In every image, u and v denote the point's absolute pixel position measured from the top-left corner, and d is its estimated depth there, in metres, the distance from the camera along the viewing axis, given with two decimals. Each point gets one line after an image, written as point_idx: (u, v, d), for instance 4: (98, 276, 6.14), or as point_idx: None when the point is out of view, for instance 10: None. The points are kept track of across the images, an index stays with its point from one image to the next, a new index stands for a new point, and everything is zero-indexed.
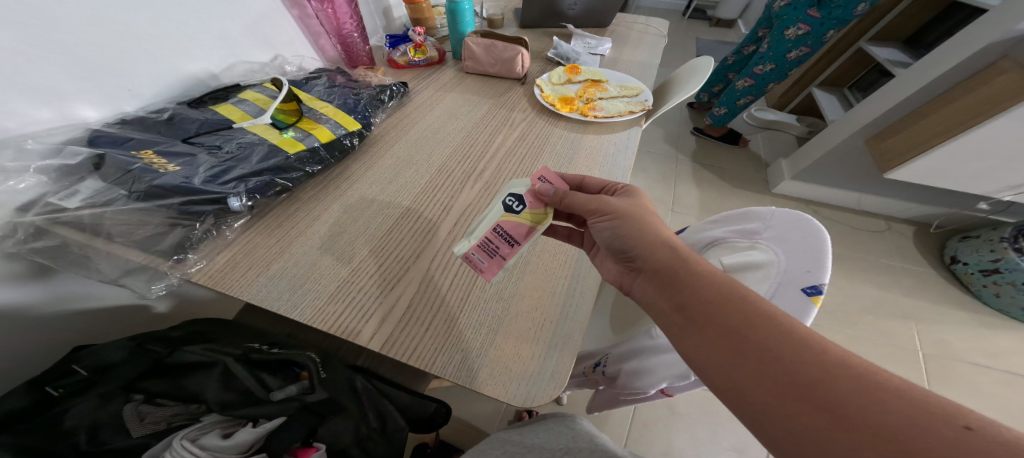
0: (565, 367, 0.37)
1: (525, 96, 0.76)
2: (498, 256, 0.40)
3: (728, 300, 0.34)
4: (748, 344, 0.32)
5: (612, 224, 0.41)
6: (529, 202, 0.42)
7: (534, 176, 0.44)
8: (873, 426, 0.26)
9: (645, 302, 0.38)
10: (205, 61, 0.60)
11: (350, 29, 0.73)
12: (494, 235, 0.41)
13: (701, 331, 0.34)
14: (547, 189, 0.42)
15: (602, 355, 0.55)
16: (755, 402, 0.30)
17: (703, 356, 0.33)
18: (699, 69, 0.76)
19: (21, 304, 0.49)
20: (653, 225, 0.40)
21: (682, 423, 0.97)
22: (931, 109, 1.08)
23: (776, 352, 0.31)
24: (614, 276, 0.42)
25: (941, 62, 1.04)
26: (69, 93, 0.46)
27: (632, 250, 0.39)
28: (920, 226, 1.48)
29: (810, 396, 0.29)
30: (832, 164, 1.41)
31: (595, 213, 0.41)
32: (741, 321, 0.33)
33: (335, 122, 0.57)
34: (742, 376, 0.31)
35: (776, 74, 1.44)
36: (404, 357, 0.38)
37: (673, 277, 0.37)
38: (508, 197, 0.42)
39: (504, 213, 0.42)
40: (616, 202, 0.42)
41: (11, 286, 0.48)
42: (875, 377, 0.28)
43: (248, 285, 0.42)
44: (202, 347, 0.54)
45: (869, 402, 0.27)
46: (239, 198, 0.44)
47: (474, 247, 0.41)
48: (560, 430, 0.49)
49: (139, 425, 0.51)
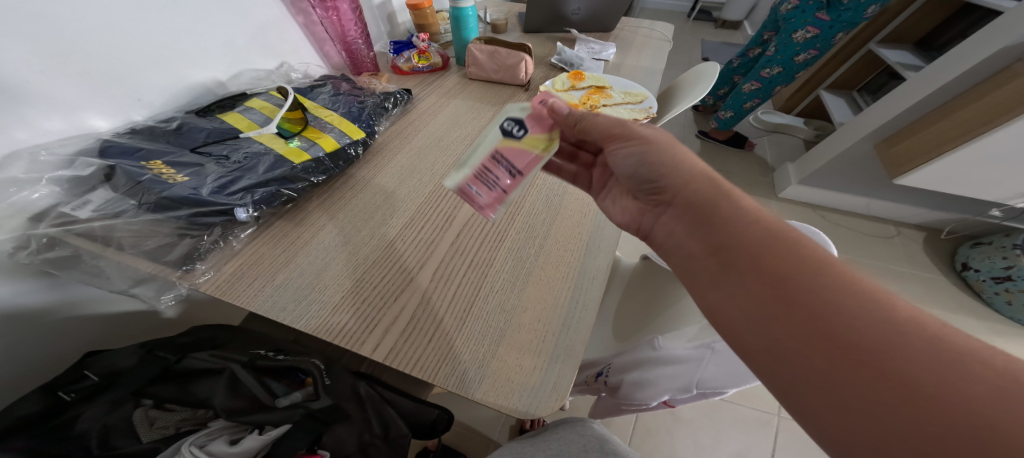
0: (567, 379, 0.38)
1: (528, 103, 0.76)
2: (498, 189, 0.39)
3: (764, 243, 0.34)
4: (787, 290, 0.32)
5: (639, 149, 0.41)
6: (530, 127, 0.40)
7: (534, 100, 0.42)
8: (904, 372, 0.28)
9: (674, 241, 0.39)
10: (212, 69, 0.61)
11: (354, 36, 0.74)
12: (491, 164, 0.39)
13: (736, 277, 0.34)
14: (560, 106, 0.41)
15: (604, 365, 0.54)
16: (785, 348, 0.31)
17: (734, 299, 0.34)
18: (704, 75, 0.76)
19: (33, 313, 0.50)
20: (685, 158, 0.40)
21: (686, 430, 0.97)
22: (944, 113, 1.06)
23: (817, 299, 0.31)
24: (635, 211, 0.44)
25: (954, 65, 1.02)
26: (80, 103, 0.47)
27: (659, 178, 0.40)
28: (931, 231, 1.46)
29: (845, 344, 0.29)
30: (840, 168, 1.39)
31: (618, 137, 0.42)
32: (782, 266, 0.33)
33: (340, 130, 0.57)
34: (778, 324, 0.32)
35: (783, 76, 1.43)
36: (407, 368, 0.38)
37: (710, 218, 0.37)
38: (507, 122, 0.40)
39: (503, 138, 0.40)
40: (644, 130, 0.42)
41: (23, 294, 0.48)
42: (913, 324, 0.29)
43: (254, 296, 0.42)
44: (209, 353, 0.54)
45: (903, 349, 0.28)
46: (245, 209, 0.45)
47: (469, 179, 0.40)
48: (572, 438, 0.48)
49: (148, 430, 0.53)
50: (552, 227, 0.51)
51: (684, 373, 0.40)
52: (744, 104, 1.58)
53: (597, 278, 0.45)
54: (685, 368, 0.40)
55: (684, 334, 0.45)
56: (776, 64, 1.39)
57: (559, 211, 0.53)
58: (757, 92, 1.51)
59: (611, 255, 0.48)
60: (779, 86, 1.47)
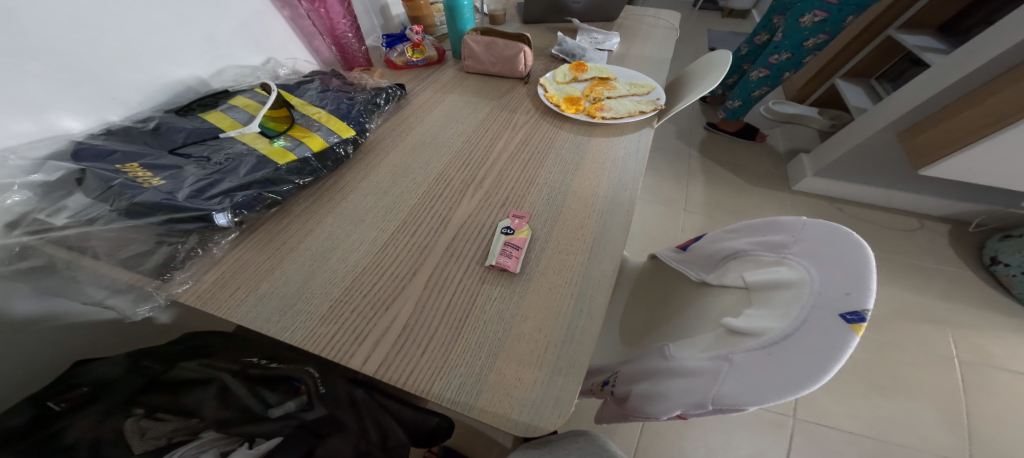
0: (571, 393, 0.34)
1: (528, 96, 0.72)
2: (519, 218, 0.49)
3: None
4: None
5: None
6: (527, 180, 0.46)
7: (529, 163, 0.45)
8: None
9: None
10: (193, 67, 0.58)
11: (343, 29, 0.70)
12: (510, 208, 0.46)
13: None
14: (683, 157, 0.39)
15: (610, 373, 0.51)
16: None
17: None
18: (715, 64, 0.72)
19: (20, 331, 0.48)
20: None
21: (697, 431, 0.94)
22: (972, 100, 1.01)
23: None
24: None
25: (980, 52, 0.98)
26: (51, 104, 0.45)
27: None
28: (957, 224, 1.40)
29: None
30: (857, 159, 1.35)
31: None
32: None
33: (328, 128, 0.55)
34: None
35: (791, 64, 1.38)
36: (398, 382, 0.36)
37: None
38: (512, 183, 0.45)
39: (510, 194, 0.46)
40: None
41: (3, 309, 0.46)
42: None
43: (237, 306, 0.40)
44: (198, 363, 0.52)
45: None
46: (224, 214, 0.42)
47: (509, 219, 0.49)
48: (596, 452, 0.43)
49: (140, 439, 0.46)
50: (554, 230, 0.48)
51: (698, 387, 0.35)
52: (752, 94, 1.53)
53: (602, 284, 0.42)
54: (700, 381, 0.35)
55: (697, 345, 0.41)
56: (784, 50, 1.34)
57: (561, 211, 0.50)
58: (766, 81, 1.46)
59: (619, 258, 0.45)
60: (789, 73, 1.42)
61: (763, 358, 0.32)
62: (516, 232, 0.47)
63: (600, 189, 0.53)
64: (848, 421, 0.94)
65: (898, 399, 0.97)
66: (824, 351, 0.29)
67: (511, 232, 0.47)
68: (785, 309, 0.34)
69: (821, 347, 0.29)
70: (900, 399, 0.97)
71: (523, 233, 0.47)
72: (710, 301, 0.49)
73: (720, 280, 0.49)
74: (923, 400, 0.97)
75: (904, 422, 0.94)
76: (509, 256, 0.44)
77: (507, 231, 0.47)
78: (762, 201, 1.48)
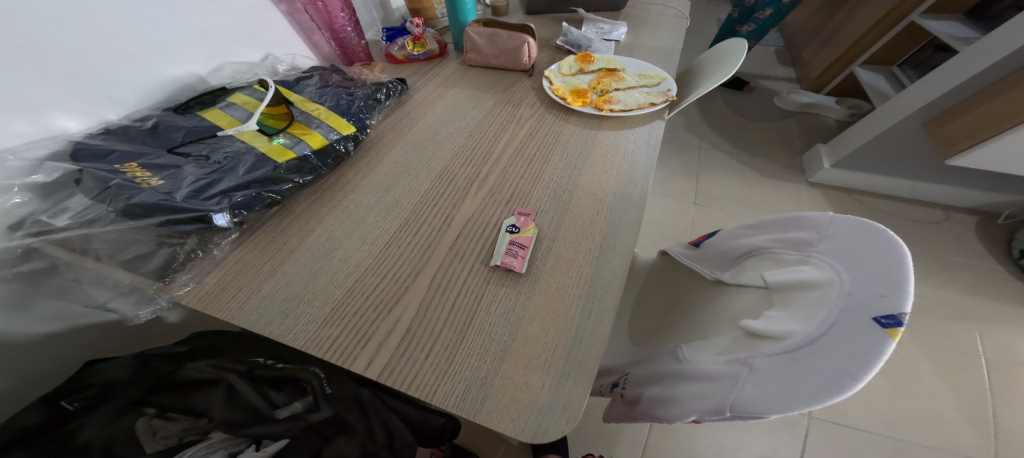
0: (580, 398, 0.33)
1: (533, 89, 0.70)
2: (524, 215, 0.47)
3: None
4: None
5: None
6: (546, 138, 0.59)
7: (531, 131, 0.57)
8: None
9: None
10: (189, 64, 0.57)
11: (342, 23, 0.69)
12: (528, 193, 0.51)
13: None
14: None
15: (620, 374, 0.49)
16: None
17: None
18: (728, 52, 0.70)
19: (37, 340, 0.48)
20: None
21: (709, 430, 0.91)
22: (1003, 87, 0.96)
23: None
24: None
25: (1008, 38, 0.93)
26: (48, 103, 0.44)
27: None
28: (984, 216, 1.34)
29: None
30: (878, 149, 1.30)
31: None
32: None
33: (328, 125, 0.53)
34: None
35: (776, 17, 1.64)
36: (401, 386, 0.34)
37: None
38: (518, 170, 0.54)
39: (519, 159, 0.56)
40: None
41: (15, 319, 0.45)
42: None
43: (238, 309, 0.39)
44: (207, 363, 0.51)
45: None
46: (222, 215, 0.41)
47: (516, 217, 0.47)
48: None
49: (151, 440, 0.45)
50: (562, 228, 0.46)
51: (716, 392, 0.33)
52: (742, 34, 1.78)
53: (611, 285, 0.40)
54: (718, 386, 0.33)
55: (713, 347, 0.39)
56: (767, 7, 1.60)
57: (569, 209, 0.48)
58: (754, 33, 1.73)
59: (628, 257, 0.43)
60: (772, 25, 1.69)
61: (786, 364, 0.30)
62: (522, 230, 0.45)
63: (609, 184, 0.51)
64: (867, 421, 0.91)
65: (918, 399, 0.94)
66: (856, 357, 0.26)
67: (516, 230, 0.45)
68: (811, 312, 0.32)
69: (852, 353, 0.27)
70: (921, 397, 0.94)
71: (528, 231, 0.45)
72: (726, 301, 0.48)
73: (737, 279, 0.47)
74: (943, 397, 0.94)
75: (926, 422, 0.91)
76: (515, 256, 0.42)
77: (512, 230, 0.45)
78: (775, 193, 1.44)
